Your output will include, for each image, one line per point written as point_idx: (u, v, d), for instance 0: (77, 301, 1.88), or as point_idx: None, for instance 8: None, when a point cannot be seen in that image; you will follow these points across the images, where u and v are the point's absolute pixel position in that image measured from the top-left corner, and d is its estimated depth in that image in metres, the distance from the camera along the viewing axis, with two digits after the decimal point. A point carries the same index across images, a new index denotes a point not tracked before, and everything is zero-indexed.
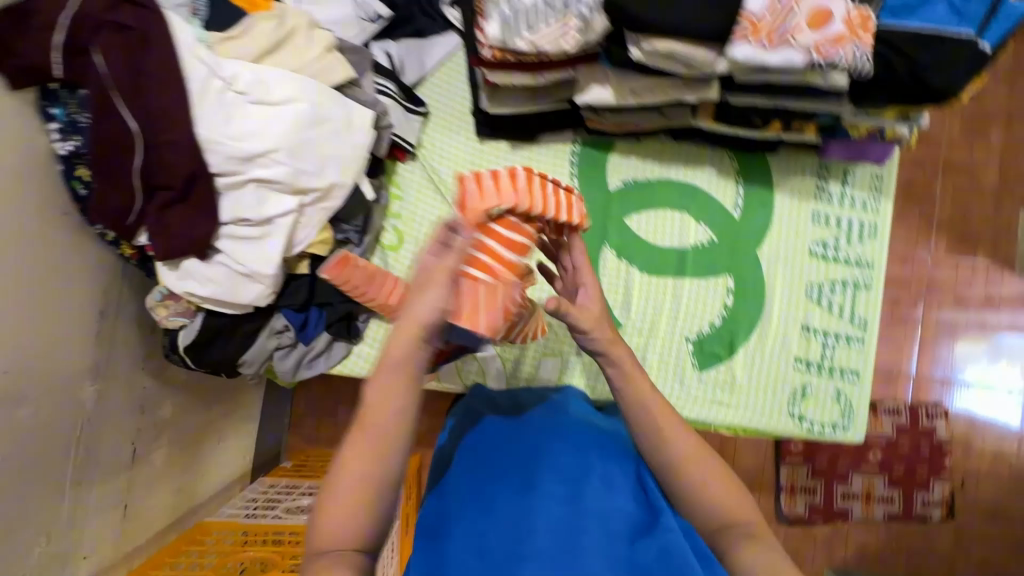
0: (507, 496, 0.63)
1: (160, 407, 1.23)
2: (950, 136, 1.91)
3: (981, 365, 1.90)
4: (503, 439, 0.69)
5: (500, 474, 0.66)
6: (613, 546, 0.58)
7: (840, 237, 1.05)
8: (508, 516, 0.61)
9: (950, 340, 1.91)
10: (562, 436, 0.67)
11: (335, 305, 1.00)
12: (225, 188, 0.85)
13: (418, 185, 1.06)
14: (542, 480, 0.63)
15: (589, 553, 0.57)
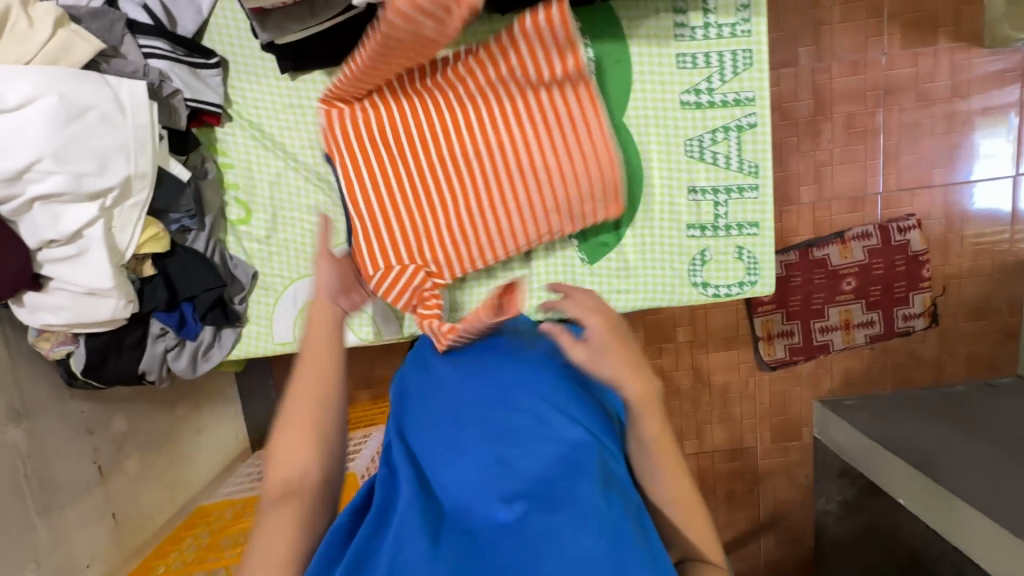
0: (442, 458, 0.58)
1: (111, 422, 1.28)
2: None
3: (952, 160, 1.75)
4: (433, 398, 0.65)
5: (432, 437, 0.61)
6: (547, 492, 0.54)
7: (712, 77, 0.92)
8: (436, 476, 0.57)
9: (917, 144, 1.75)
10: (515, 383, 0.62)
11: (201, 297, 0.96)
12: (13, 215, 0.78)
13: (245, 146, 0.97)
14: (473, 436, 0.58)
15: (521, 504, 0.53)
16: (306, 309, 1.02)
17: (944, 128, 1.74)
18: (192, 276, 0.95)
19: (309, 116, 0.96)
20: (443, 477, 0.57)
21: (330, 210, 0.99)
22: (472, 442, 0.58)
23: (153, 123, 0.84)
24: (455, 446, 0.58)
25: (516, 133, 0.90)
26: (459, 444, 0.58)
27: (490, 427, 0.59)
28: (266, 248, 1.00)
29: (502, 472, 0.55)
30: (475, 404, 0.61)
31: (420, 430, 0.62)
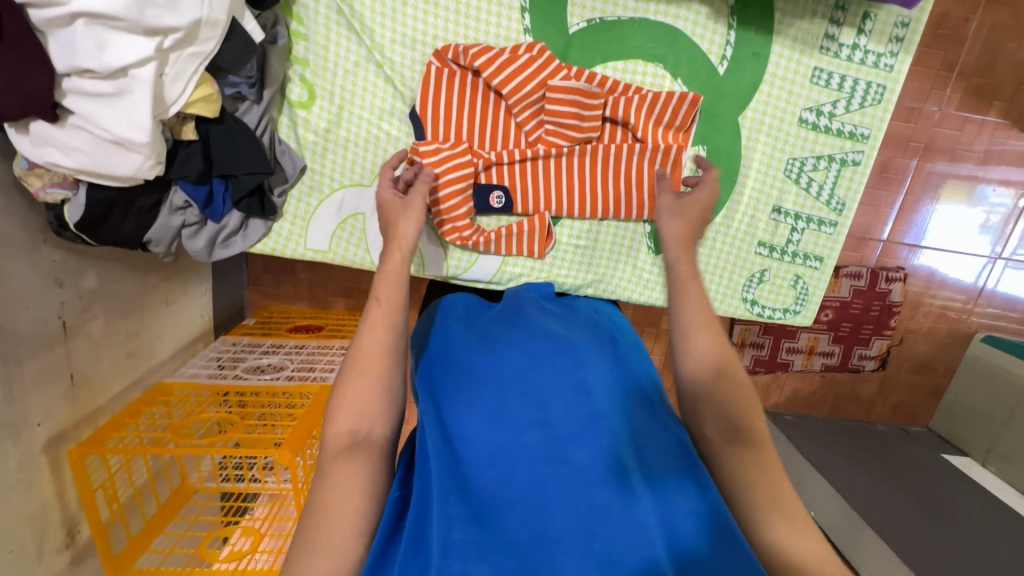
0: (489, 421, 0.70)
1: (82, 277, 1.15)
2: None
3: (953, 228, 1.84)
4: (469, 378, 0.77)
5: (478, 400, 0.72)
6: (581, 459, 0.64)
7: (839, 103, 0.88)
8: (479, 445, 0.68)
9: (933, 204, 1.82)
10: (538, 368, 0.75)
11: (241, 179, 0.84)
12: (47, 27, 0.64)
13: (326, 19, 0.83)
14: (517, 402, 0.71)
15: (563, 469, 0.63)
16: (350, 221, 0.94)
17: (962, 194, 1.81)
18: (235, 153, 0.82)
19: (409, 9, 0.83)
20: (494, 432, 0.68)
21: (405, 123, 0.89)
22: (519, 410, 0.70)
23: None
24: (503, 411, 0.70)
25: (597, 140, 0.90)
26: (505, 408, 0.71)
27: (533, 395, 0.72)
28: (322, 143, 0.89)
29: (552, 430, 0.67)
30: (518, 378, 0.74)
31: (463, 396, 0.74)
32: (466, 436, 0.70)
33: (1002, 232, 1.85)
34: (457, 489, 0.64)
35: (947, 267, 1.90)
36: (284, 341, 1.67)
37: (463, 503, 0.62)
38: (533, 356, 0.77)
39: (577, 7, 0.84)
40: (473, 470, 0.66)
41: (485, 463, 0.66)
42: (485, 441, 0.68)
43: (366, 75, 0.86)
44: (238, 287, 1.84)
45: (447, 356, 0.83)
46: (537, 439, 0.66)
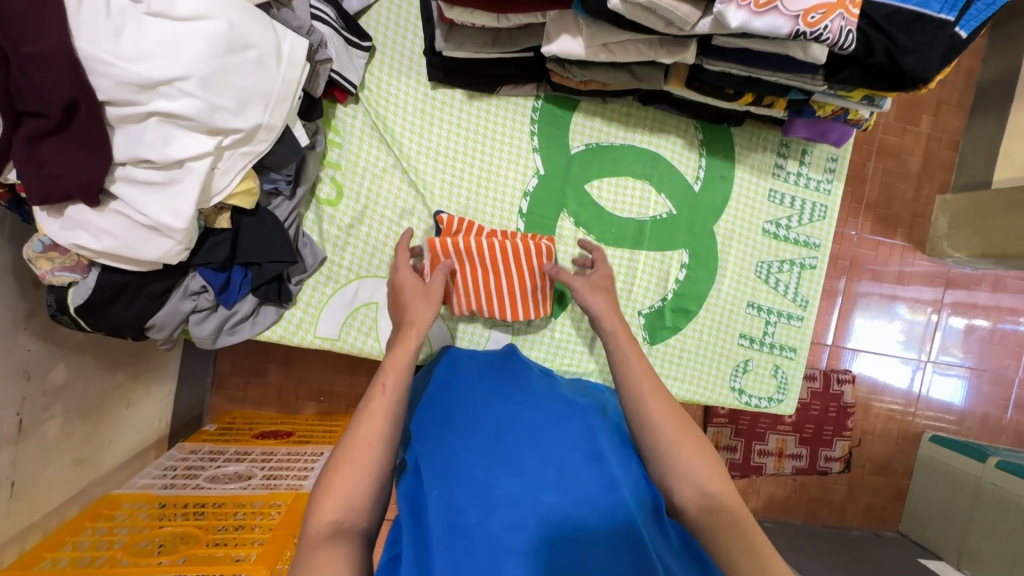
0: (503, 472, 0.63)
1: (53, 370, 1.08)
2: (887, 120, 2.01)
3: (888, 332, 2.05)
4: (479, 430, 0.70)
5: (492, 454, 0.66)
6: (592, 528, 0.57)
7: (793, 218, 1.06)
8: (488, 500, 0.60)
9: (865, 313, 2.04)
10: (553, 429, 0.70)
11: (264, 267, 0.87)
12: (118, 122, 0.69)
13: (360, 132, 0.94)
14: (533, 461, 0.65)
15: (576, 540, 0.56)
16: (362, 310, 0.97)
17: (887, 310, 2.05)
18: (264, 243, 0.86)
19: (433, 124, 0.96)
20: (495, 476, 0.62)
21: (423, 221, 0.97)
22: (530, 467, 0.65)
23: (298, 84, 0.80)
24: (514, 468, 0.64)
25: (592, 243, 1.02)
26: (519, 466, 0.64)
27: (548, 455, 0.66)
28: (344, 237, 0.95)
29: (566, 495, 0.60)
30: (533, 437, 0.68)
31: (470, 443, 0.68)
32: (474, 483, 0.63)
33: (921, 343, 2.07)
34: (464, 539, 0.57)
35: (888, 371, 2.07)
36: (250, 448, 1.54)
37: (473, 552, 0.55)
38: (547, 417, 0.73)
39: (578, 133, 1.00)
40: (483, 519, 0.58)
41: (493, 510, 0.59)
42: (496, 492, 0.61)
43: (392, 180, 0.96)
44: (200, 390, 1.73)
45: (453, 402, 0.76)
46: (550, 498, 0.60)
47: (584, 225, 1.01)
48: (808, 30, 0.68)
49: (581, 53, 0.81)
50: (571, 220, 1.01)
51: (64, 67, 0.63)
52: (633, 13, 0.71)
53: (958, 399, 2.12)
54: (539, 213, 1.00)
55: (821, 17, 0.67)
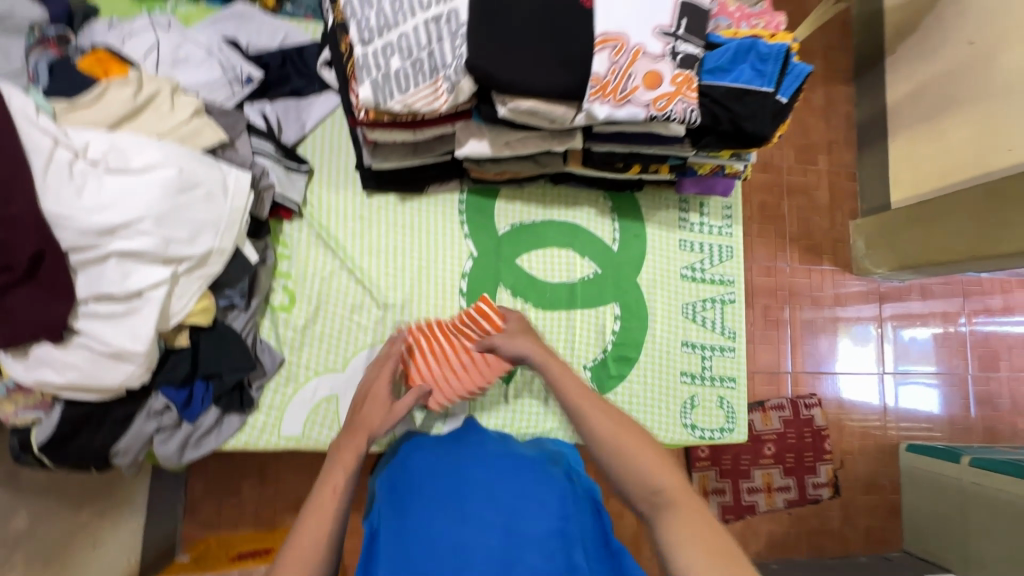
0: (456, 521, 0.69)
1: (13, 519, 1.06)
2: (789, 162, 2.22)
3: (842, 352, 2.16)
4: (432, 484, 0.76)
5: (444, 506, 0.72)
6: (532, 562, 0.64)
7: (704, 261, 1.19)
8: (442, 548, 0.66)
9: (815, 337, 2.16)
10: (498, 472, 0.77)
11: (224, 377, 0.93)
12: (80, 265, 0.78)
13: (306, 242, 1.05)
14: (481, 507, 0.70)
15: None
16: (323, 404, 1.02)
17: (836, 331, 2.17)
18: (223, 355, 0.92)
19: (373, 226, 1.08)
20: (457, 523, 0.68)
21: (373, 312, 1.06)
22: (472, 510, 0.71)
23: (244, 209, 0.90)
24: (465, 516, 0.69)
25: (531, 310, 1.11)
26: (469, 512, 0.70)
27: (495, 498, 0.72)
28: (300, 338, 1.02)
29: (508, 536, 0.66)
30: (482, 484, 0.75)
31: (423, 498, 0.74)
32: (429, 534, 0.68)
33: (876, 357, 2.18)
34: None
35: (852, 388, 2.16)
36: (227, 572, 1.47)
37: None
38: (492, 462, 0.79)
39: (502, 216, 1.13)
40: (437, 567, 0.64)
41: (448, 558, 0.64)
42: (448, 542, 0.66)
43: (340, 280, 1.05)
44: (171, 520, 1.66)
45: (400, 473, 0.81)
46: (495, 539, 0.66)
47: (521, 294, 1.12)
48: (659, 113, 0.83)
49: (488, 151, 0.96)
50: (509, 292, 1.11)
51: (31, 229, 0.71)
52: (519, 117, 0.86)
53: (925, 406, 2.19)
54: (479, 290, 1.10)
55: (667, 102, 0.83)
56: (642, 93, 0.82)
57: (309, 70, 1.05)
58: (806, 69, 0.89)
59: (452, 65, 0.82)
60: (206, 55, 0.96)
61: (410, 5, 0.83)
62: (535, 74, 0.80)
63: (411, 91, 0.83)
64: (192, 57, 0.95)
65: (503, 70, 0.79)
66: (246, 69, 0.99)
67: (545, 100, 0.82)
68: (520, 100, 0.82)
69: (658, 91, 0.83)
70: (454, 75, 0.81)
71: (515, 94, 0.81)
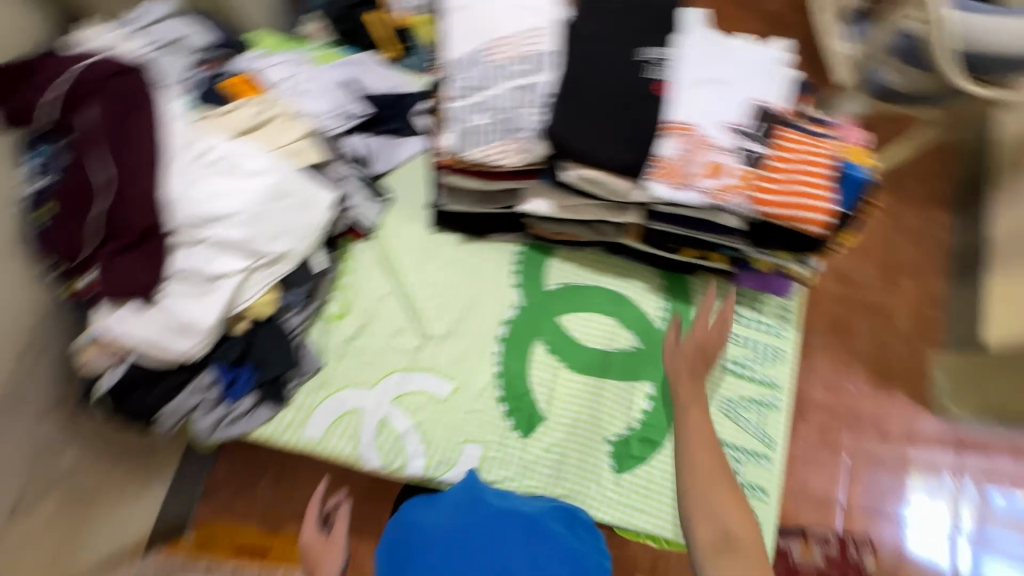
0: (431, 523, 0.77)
1: (61, 455, 1.17)
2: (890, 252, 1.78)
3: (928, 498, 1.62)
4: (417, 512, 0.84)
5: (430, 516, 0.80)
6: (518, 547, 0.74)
7: (752, 357, 1.15)
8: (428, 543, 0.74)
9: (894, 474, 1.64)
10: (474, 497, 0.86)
11: (267, 369, 1.01)
12: (180, 243, 0.91)
13: (370, 263, 1.14)
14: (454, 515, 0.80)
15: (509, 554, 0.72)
16: (347, 416, 1.06)
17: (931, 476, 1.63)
18: (272, 349, 1.00)
19: (432, 260, 1.15)
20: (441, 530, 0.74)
21: (413, 339, 1.11)
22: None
23: (320, 226, 0.99)
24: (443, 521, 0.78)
25: (564, 371, 1.12)
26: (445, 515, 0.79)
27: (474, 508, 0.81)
28: (342, 349, 1.09)
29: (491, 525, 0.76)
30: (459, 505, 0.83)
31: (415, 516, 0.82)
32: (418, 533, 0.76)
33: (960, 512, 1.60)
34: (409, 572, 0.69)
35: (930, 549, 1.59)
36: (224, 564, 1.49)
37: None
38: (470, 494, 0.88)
39: (553, 273, 1.17)
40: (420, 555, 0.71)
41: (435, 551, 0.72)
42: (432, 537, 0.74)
43: (391, 303, 1.12)
44: (189, 500, 1.71)
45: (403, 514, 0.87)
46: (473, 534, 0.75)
47: (557, 353, 1.13)
48: (717, 202, 0.86)
49: (548, 211, 1.01)
50: (544, 347, 1.13)
51: (152, 206, 0.86)
52: (582, 184, 0.92)
53: None
54: (516, 339, 1.13)
55: (725, 194, 0.85)
56: (702, 180, 0.86)
57: (406, 116, 1.19)
58: (871, 178, 0.88)
59: (528, 129, 0.90)
60: (326, 91, 1.10)
61: (502, 71, 0.91)
62: (604, 147, 0.86)
63: (488, 145, 0.91)
64: (310, 91, 1.09)
65: (573, 139, 0.86)
66: (352, 107, 1.12)
67: (610, 172, 0.88)
68: (584, 168, 0.89)
69: (719, 181, 0.86)
70: (528, 137, 0.90)
71: (580, 161, 0.88)
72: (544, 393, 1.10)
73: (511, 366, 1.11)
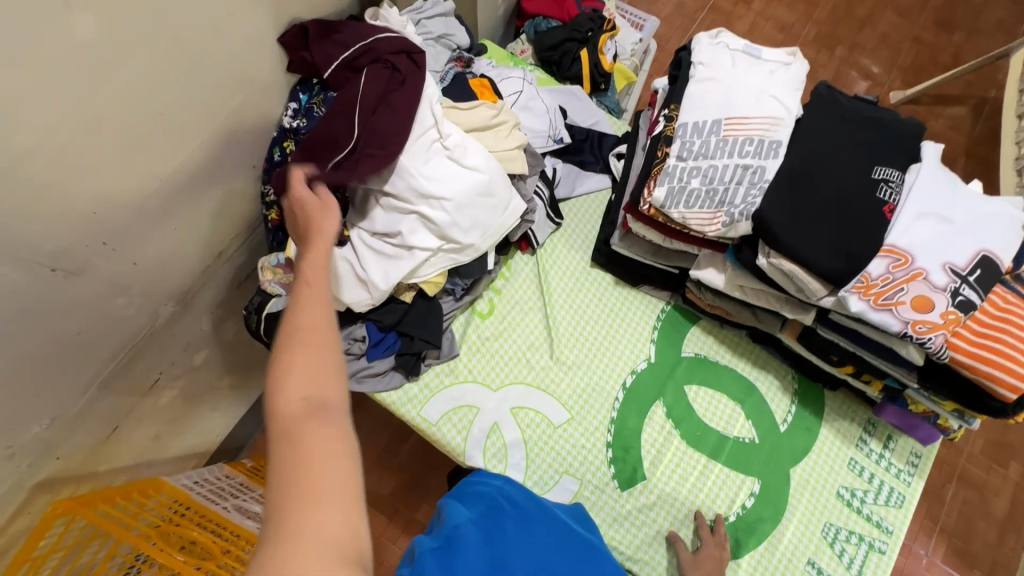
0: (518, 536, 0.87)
1: (199, 351, 1.27)
2: (990, 438, 1.74)
3: None
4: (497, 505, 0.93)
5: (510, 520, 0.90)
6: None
7: (869, 493, 1.10)
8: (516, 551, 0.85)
9: None
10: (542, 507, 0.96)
11: (413, 340, 1.07)
12: (391, 207, 0.98)
13: (525, 275, 1.19)
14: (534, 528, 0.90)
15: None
16: (464, 409, 1.10)
17: None
18: (424, 323, 1.07)
19: (582, 291, 1.19)
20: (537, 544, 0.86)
21: (544, 358, 1.14)
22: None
23: (507, 228, 1.07)
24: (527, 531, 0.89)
25: (677, 440, 1.11)
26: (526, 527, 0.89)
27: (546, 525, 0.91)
28: (478, 344, 1.14)
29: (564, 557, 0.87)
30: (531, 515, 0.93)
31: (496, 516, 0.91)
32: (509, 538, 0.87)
33: None
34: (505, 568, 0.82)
35: None
36: None
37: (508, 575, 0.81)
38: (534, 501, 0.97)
39: (691, 342, 1.18)
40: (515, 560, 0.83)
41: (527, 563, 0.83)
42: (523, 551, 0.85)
43: (533, 317, 1.17)
44: (256, 427, 1.81)
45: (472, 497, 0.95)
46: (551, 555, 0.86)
47: (675, 420, 1.12)
48: (913, 335, 0.85)
49: (720, 285, 1.03)
50: (664, 409, 1.13)
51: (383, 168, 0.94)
52: (773, 274, 0.93)
53: None
54: (639, 391, 1.14)
55: (927, 330, 0.84)
56: (905, 308, 0.85)
57: (599, 153, 1.26)
58: None
59: (738, 206, 0.93)
60: (545, 111, 1.19)
61: (729, 146, 0.95)
62: (814, 247, 0.87)
63: (694, 209, 0.95)
64: (528, 109, 1.18)
65: (784, 230, 0.88)
66: (558, 134, 1.20)
67: (811, 272, 0.88)
68: (785, 260, 0.89)
69: (922, 315, 0.84)
70: (737, 214, 0.93)
71: (783, 253, 0.89)
72: (651, 453, 1.10)
73: (627, 417, 1.12)
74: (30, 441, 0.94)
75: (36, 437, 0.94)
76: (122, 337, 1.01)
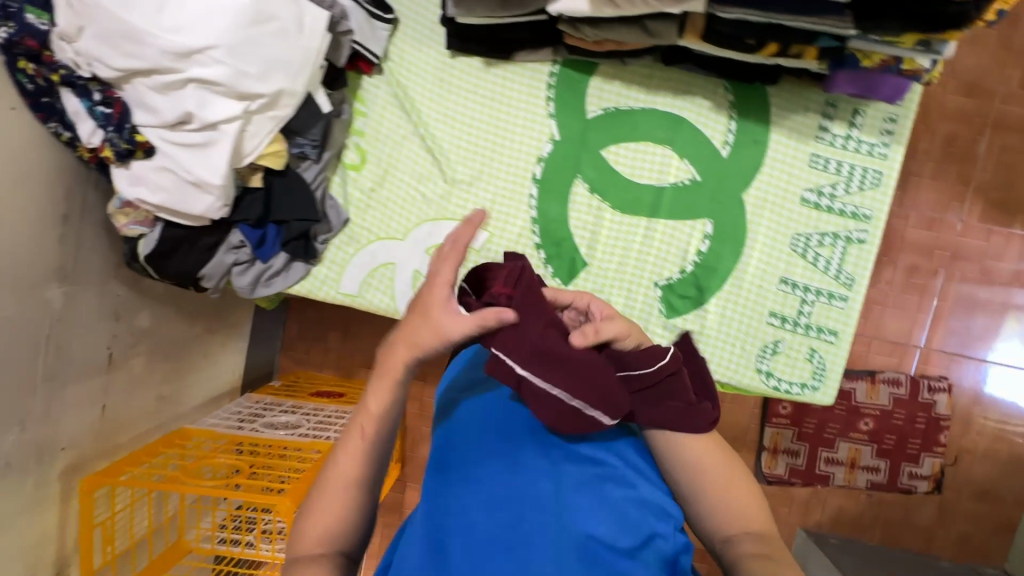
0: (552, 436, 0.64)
1: (138, 315, 1.26)
2: None
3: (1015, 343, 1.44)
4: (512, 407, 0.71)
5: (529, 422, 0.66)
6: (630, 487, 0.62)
7: (838, 185, 0.96)
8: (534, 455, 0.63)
9: (986, 313, 1.45)
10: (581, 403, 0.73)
11: (291, 224, 0.97)
12: (163, 87, 0.80)
13: (383, 102, 1.01)
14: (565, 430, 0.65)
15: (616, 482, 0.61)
16: (381, 269, 1.03)
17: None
18: (291, 202, 0.95)
19: (453, 93, 0.99)
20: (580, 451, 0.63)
21: (438, 185, 1.01)
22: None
23: (319, 53, 0.86)
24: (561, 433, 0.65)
25: (610, 215, 0.99)
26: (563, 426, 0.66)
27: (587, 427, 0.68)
28: (365, 201, 1.02)
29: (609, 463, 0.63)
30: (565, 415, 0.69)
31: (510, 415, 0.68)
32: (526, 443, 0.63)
33: None
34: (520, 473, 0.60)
35: (1011, 389, 1.46)
36: (304, 403, 1.67)
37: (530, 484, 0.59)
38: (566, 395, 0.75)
39: (595, 97, 0.98)
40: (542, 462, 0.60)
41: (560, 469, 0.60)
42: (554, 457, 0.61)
43: (410, 147, 1.01)
44: (270, 352, 1.89)
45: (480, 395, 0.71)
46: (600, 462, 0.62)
47: (598, 195, 0.99)
48: None
49: (586, 10, 0.80)
50: (586, 186, 0.99)
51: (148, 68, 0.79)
52: None
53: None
54: (552, 178, 0.99)
55: None
56: None
57: None
58: None
59: None
60: None
61: None
62: None
63: None
64: None
65: None
66: None
67: None
68: None
69: None
70: None
71: None
72: (586, 237, 1.00)
73: (548, 210, 1.00)
74: (12, 450, 1.00)
75: (15, 445, 1.00)
76: (27, 334, 0.98)
